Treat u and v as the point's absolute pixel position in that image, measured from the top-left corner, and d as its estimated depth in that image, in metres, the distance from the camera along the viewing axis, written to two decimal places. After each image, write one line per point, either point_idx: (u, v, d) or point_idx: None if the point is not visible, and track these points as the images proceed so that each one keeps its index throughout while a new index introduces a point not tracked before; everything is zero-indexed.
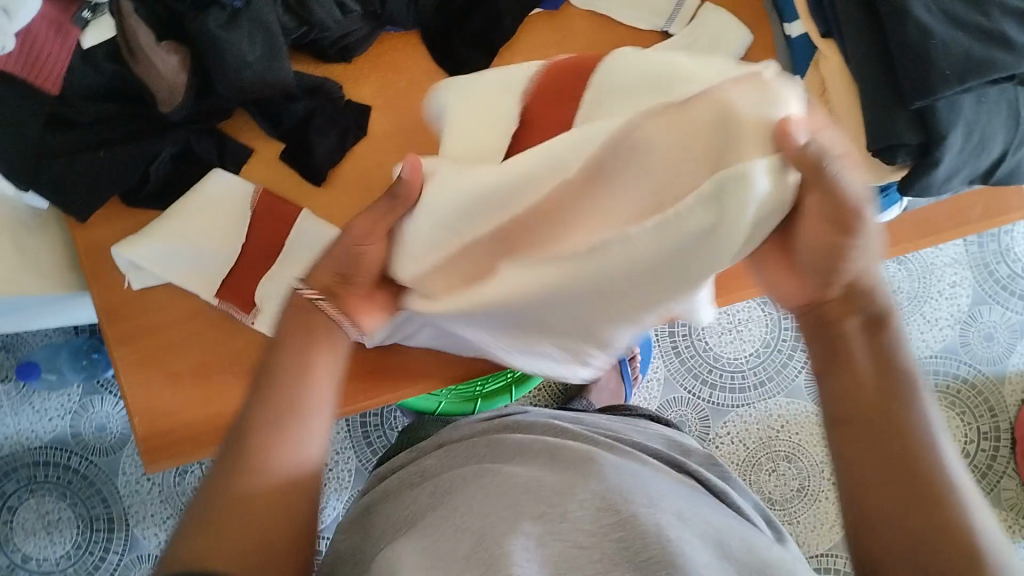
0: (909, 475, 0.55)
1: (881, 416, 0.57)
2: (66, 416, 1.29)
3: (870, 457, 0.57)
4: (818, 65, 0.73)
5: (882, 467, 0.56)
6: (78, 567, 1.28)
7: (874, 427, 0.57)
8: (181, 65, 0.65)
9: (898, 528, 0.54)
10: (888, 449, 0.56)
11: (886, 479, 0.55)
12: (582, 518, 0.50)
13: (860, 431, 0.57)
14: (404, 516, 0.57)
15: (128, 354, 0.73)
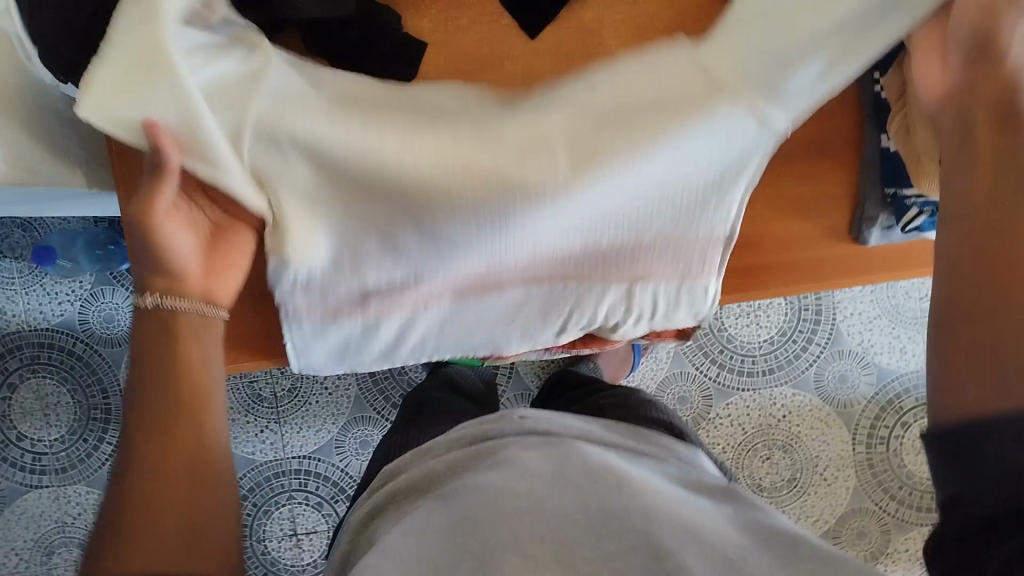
0: (993, 267, 0.56)
1: (1019, 219, 0.56)
2: (76, 302, 1.29)
3: (975, 232, 0.58)
4: (901, 66, 0.68)
5: (995, 265, 0.56)
6: (71, 452, 1.29)
7: (1000, 219, 0.57)
8: None
9: (991, 331, 0.54)
10: (999, 234, 0.57)
11: (997, 238, 0.56)
12: (585, 547, 0.45)
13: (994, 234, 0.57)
14: (403, 525, 0.51)
15: None
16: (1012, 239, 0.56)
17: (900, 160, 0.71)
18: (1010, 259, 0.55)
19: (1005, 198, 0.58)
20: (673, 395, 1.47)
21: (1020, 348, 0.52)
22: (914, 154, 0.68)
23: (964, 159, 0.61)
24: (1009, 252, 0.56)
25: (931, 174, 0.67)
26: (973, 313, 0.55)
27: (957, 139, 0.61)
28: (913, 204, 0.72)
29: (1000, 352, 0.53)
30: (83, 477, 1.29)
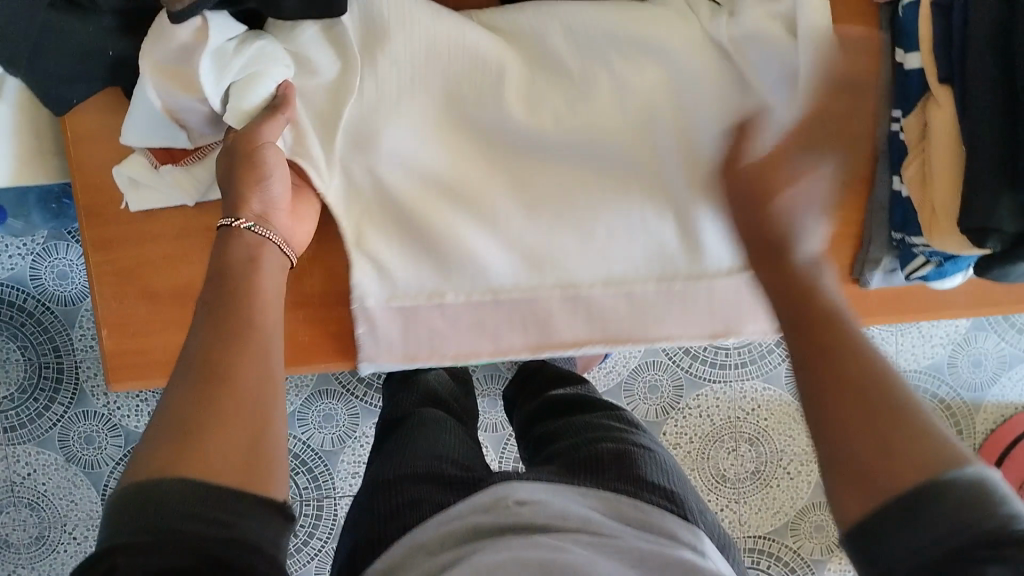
0: (857, 376, 0.43)
1: (825, 330, 0.46)
2: (28, 257, 1.22)
3: (807, 348, 0.46)
4: (925, 108, 0.64)
5: (815, 374, 0.44)
6: (20, 411, 1.24)
7: (818, 322, 0.46)
8: None
9: (842, 415, 0.42)
10: (846, 361, 0.44)
11: (821, 331, 0.46)
12: None
13: (815, 333, 0.46)
14: None
15: (104, 264, 0.70)
16: (830, 363, 0.44)
17: (911, 205, 0.67)
18: (868, 361, 0.43)
19: (870, 367, 0.43)
20: (642, 382, 1.42)
21: (909, 459, 0.40)
22: (928, 206, 0.64)
23: (771, 288, 0.51)
24: (868, 361, 0.43)
25: (945, 231, 0.63)
26: (831, 399, 0.43)
27: (757, 256, 0.54)
28: (919, 253, 0.68)
29: (864, 454, 0.41)
30: (33, 437, 1.24)
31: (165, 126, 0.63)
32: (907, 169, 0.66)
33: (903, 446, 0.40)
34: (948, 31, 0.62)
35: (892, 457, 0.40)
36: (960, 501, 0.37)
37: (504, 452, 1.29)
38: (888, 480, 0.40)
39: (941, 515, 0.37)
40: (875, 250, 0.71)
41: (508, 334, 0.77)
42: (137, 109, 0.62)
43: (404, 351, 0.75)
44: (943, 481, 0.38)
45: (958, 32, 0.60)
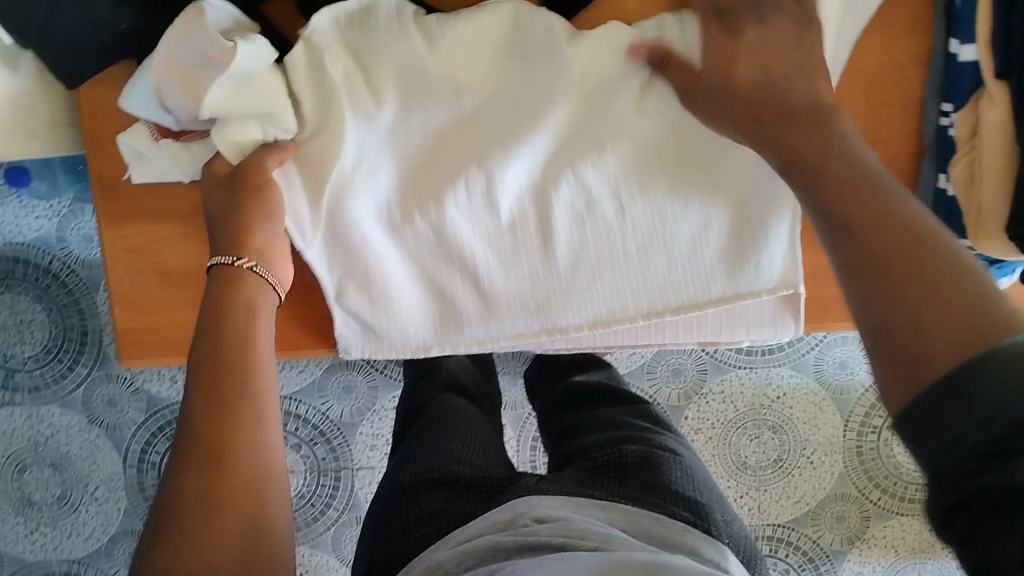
0: (904, 242, 0.42)
1: (856, 205, 0.46)
2: (54, 218, 1.21)
3: (853, 228, 0.44)
4: (978, 104, 0.61)
5: (862, 254, 0.43)
6: (45, 371, 1.23)
7: (859, 211, 0.45)
8: None
9: (902, 295, 0.41)
10: (888, 249, 0.42)
11: (857, 213, 0.45)
12: None
13: (851, 205, 0.46)
14: None
15: (119, 239, 0.68)
16: (870, 237, 0.43)
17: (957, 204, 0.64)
18: (921, 229, 0.43)
19: (907, 238, 0.42)
20: (665, 366, 1.24)
21: (965, 311, 0.38)
22: (974, 207, 0.61)
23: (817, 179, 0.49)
24: (920, 228, 0.43)
25: (991, 235, 0.60)
26: (888, 263, 0.42)
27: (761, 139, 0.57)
28: None
29: (914, 321, 0.39)
30: (56, 397, 1.24)
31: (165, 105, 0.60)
32: (953, 166, 0.63)
33: (953, 307, 0.39)
34: (1010, 27, 0.57)
35: (935, 330, 0.38)
36: (1004, 368, 0.34)
37: (522, 432, 1.26)
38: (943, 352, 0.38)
39: (986, 384, 0.34)
40: None
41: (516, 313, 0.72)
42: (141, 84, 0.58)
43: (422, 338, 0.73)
44: (1002, 345, 0.35)
45: (1020, 28, 0.56)
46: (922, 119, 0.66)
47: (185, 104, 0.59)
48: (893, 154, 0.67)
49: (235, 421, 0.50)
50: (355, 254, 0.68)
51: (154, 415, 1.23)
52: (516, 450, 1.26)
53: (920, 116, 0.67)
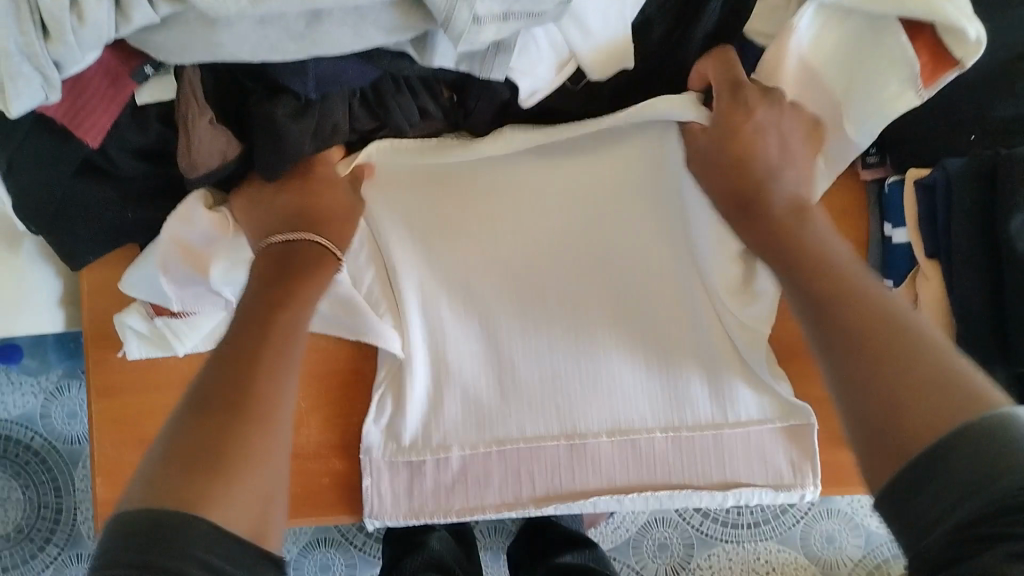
0: (876, 322, 0.48)
1: (839, 297, 0.51)
2: (40, 395, 1.22)
3: (836, 316, 0.50)
4: (915, 281, 0.66)
5: (853, 338, 0.48)
6: (15, 551, 1.21)
7: (839, 296, 0.51)
8: (225, 139, 0.58)
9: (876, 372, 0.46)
10: (856, 325, 0.49)
11: (840, 300, 0.51)
12: None
13: (829, 292, 0.52)
14: None
15: (106, 411, 0.71)
16: (855, 315, 0.49)
17: None
18: (881, 310, 0.49)
19: (887, 325, 0.48)
20: (651, 542, 1.22)
21: (934, 386, 0.44)
22: None
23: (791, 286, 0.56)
24: (876, 306, 0.49)
25: None
26: (864, 354, 0.47)
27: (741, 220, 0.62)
28: None
29: (895, 401, 0.44)
30: None
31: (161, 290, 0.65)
32: None
33: (924, 386, 0.44)
34: (931, 214, 0.64)
35: (910, 413, 0.43)
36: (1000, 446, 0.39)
37: None
38: (930, 423, 0.42)
39: (986, 452, 0.39)
40: None
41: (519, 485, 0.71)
42: (142, 273, 0.64)
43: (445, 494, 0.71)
44: (985, 423, 0.40)
45: (942, 215, 0.62)
46: None
47: (197, 276, 0.65)
48: None
49: (240, 415, 0.48)
50: (413, 408, 0.70)
51: None
52: None
53: None
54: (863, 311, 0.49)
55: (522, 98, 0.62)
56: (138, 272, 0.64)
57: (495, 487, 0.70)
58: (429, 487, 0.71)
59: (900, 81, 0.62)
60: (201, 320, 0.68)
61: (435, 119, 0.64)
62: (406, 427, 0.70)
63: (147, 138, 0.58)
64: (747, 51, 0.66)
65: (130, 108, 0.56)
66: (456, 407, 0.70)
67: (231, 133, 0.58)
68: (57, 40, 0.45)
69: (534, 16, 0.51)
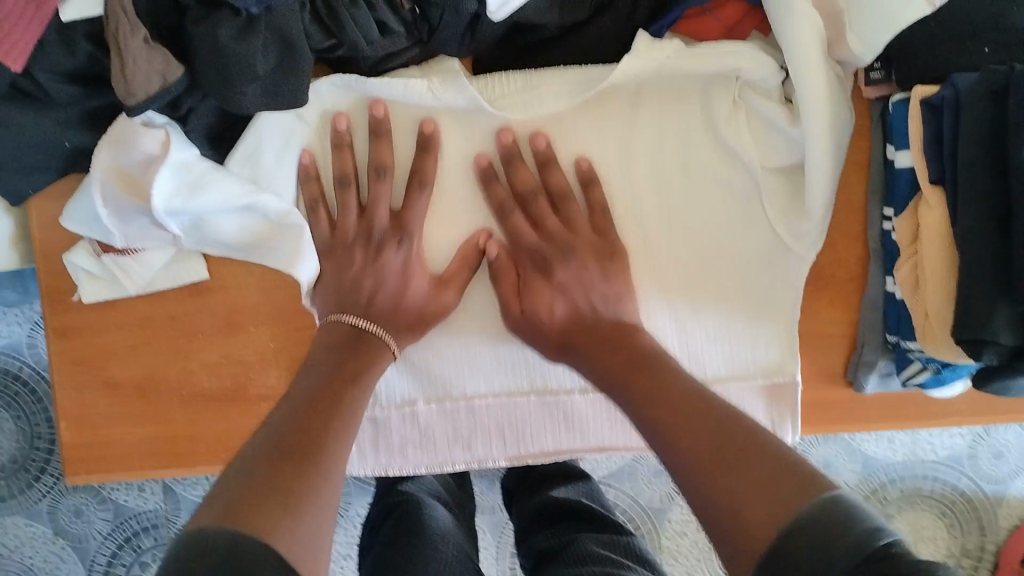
0: (712, 441, 0.47)
1: (683, 425, 0.50)
2: (26, 325, 1.20)
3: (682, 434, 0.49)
4: (917, 209, 0.61)
5: (693, 451, 0.48)
6: (10, 482, 1.20)
7: (686, 414, 0.50)
8: (164, 58, 0.52)
9: (736, 487, 0.44)
10: (707, 446, 0.47)
11: (677, 427, 0.50)
12: None
13: (648, 403, 0.54)
14: None
15: (65, 352, 0.68)
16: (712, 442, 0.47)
17: (905, 309, 0.63)
18: (730, 434, 0.47)
19: (743, 442, 0.46)
20: (647, 467, 1.19)
21: (793, 490, 0.41)
22: (921, 310, 0.61)
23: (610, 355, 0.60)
24: (731, 428, 0.47)
25: (939, 338, 0.59)
26: (702, 469, 0.46)
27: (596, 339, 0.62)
28: (915, 357, 0.64)
29: (745, 481, 0.43)
30: (20, 508, 1.20)
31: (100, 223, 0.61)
32: (899, 268, 0.62)
33: (778, 492, 0.42)
34: (937, 133, 0.59)
35: (754, 506, 0.42)
36: (815, 536, 0.37)
37: (500, 538, 1.22)
38: (762, 527, 0.41)
39: (830, 539, 0.37)
40: (869, 352, 0.66)
41: (487, 443, 0.71)
42: (80, 204, 0.60)
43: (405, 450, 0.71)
44: (813, 515, 0.38)
45: (947, 132, 0.57)
46: (867, 225, 0.67)
47: (133, 203, 0.60)
48: (839, 258, 0.67)
49: (304, 460, 0.47)
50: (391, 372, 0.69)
51: (120, 525, 1.20)
52: (494, 558, 1.21)
53: (865, 222, 0.67)
54: (711, 444, 0.47)
55: (492, 12, 0.56)
56: (77, 203, 0.61)
57: (465, 443, 0.71)
58: (398, 441, 0.71)
59: None
60: (150, 256, 0.65)
61: (398, 36, 0.59)
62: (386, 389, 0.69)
63: (77, 61, 0.53)
64: None
65: (55, 27, 0.51)
66: (427, 375, 0.69)
67: (172, 56, 0.52)
68: None
69: None
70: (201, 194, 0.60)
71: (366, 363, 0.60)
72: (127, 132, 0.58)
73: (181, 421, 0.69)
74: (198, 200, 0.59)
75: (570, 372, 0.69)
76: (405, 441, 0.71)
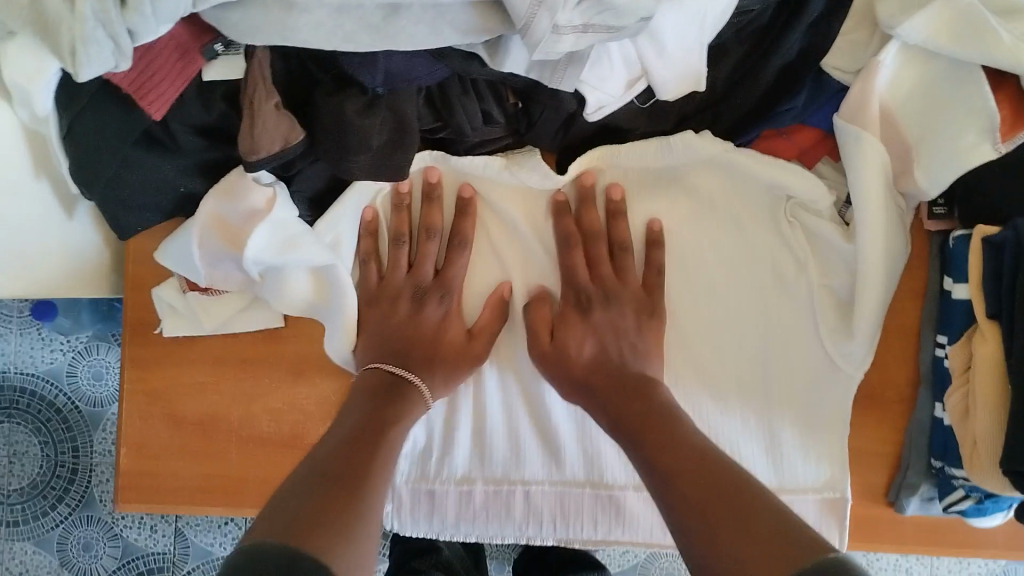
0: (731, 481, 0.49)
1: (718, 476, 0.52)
2: (68, 354, 1.20)
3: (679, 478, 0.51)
4: (971, 338, 0.63)
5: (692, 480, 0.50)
6: (27, 506, 1.20)
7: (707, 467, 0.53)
8: (289, 129, 0.57)
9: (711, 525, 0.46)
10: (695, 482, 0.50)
11: (701, 469, 0.52)
12: None
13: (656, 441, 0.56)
14: None
15: (137, 382, 0.71)
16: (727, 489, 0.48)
17: (952, 434, 0.65)
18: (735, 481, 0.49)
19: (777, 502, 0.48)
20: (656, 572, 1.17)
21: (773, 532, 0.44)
22: (970, 437, 0.62)
23: (634, 401, 0.61)
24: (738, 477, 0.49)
25: (987, 467, 0.61)
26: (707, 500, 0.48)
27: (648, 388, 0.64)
28: (959, 485, 0.65)
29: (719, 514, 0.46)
30: (32, 535, 1.20)
31: (190, 262, 0.65)
32: (950, 394, 0.65)
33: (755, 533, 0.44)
34: (998, 271, 0.61)
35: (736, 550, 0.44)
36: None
37: None
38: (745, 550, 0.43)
39: None
40: (913, 474, 0.68)
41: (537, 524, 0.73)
42: (177, 242, 0.64)
43: (459, 518, 0.73)
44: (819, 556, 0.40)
45: (1008, 269, 0.60)
46: (919, 350, 0.69)
47: (226, 252, 0.64)
48: (889, 379, 0.70)
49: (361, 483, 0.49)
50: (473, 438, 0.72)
51: (126, 564, 1.20)
52: None
53: (917, 347, 0.69)
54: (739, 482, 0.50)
55: (589, 112, 0.61)
56: (173, 234, 0.65)
57: (517, 521, 0.73)
58: (449, 516, 0.73)
59: (978, 132, 0.59)
60: (229, 299, 0.69)
61: (499, 124, 0.63)
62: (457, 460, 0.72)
63: (210, 116, 0.58)
64: (824, 86, 0.65)
65: (196, 84, 0.56)
66: (492, 441, 0.72)
67: (296, 120, 0.57)
68: (132, 7, 0.44)
69: (612, 34, 0.50)
70: (292, 253, 0.63)
71: (402, 408, 0.62)
72: (240, 186, 0.63)
73: (234, 463, 0.71)
74: (289, 255, 0.63)
75: (624, 468, 0.71)
76: (456, 509, 0.73)
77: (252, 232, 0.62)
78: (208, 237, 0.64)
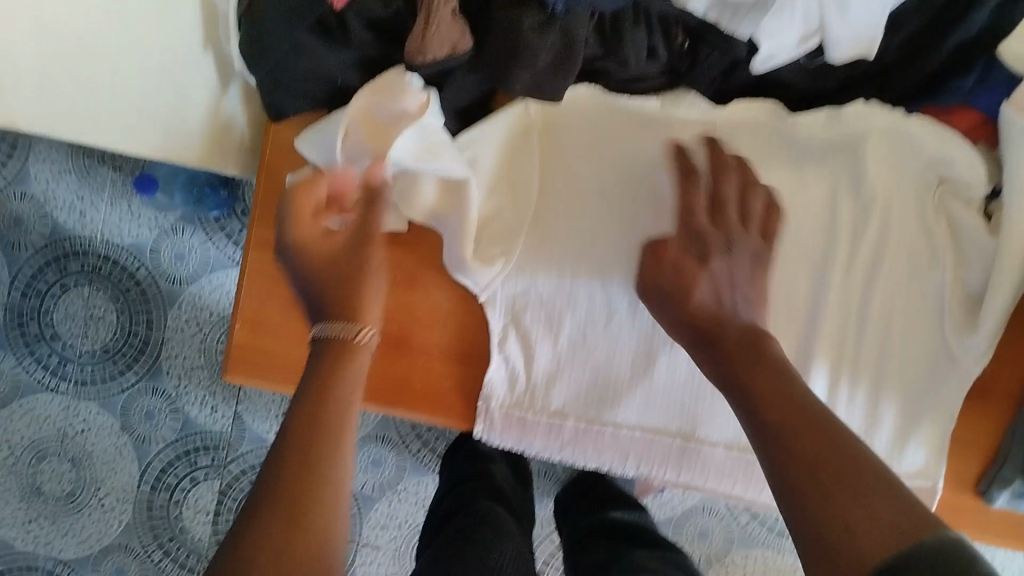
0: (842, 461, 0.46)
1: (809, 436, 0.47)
2: (154, 231, 1.18)
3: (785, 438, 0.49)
4: None
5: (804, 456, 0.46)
6: (96, 370, 1.19)
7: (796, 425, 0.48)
8: (459, 36, 0.57)
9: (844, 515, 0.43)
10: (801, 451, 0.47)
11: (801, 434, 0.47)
12: None
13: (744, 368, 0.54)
14: None
15: (262, 262, 0.73)
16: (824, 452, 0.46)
17: None
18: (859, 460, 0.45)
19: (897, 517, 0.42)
20: (695, 526, 1.18)
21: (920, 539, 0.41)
22: None
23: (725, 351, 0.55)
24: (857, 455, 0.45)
25: None
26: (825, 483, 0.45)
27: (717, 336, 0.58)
28: None
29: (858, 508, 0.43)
30: (99, 396, 1.19)
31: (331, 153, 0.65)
32: None
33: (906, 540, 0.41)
34: None
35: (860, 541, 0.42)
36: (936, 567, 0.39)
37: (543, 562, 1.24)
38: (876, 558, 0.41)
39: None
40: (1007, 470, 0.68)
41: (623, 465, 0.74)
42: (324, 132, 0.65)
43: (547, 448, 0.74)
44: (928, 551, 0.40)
45: None
46: None
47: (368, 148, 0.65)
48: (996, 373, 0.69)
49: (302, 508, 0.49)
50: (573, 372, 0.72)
51: (186, 440, 1.19)
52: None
53: None
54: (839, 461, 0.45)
55: (756, 61, 0.60)
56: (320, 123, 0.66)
57: (606, 459, 0.74)
58: (539, 444, 0.74)
59: None
60: None
61: (660, 61, 0.62)
62: (556, 392, 0.73)
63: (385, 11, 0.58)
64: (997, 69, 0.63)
65: None
66: (588, 372, 0.72)
67: (467, 28, 0.58)
68: None
69: None
70: (432, 161, 0.64)
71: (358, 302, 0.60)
72: (395, 84, 0.63)
73: None
74: (430, 163, 0.64)
75: (720, 427, 0.72)
76: (545, 440, 0.74)
77: (399, 133, 0.63)
78: (354, 132, 0.64)
